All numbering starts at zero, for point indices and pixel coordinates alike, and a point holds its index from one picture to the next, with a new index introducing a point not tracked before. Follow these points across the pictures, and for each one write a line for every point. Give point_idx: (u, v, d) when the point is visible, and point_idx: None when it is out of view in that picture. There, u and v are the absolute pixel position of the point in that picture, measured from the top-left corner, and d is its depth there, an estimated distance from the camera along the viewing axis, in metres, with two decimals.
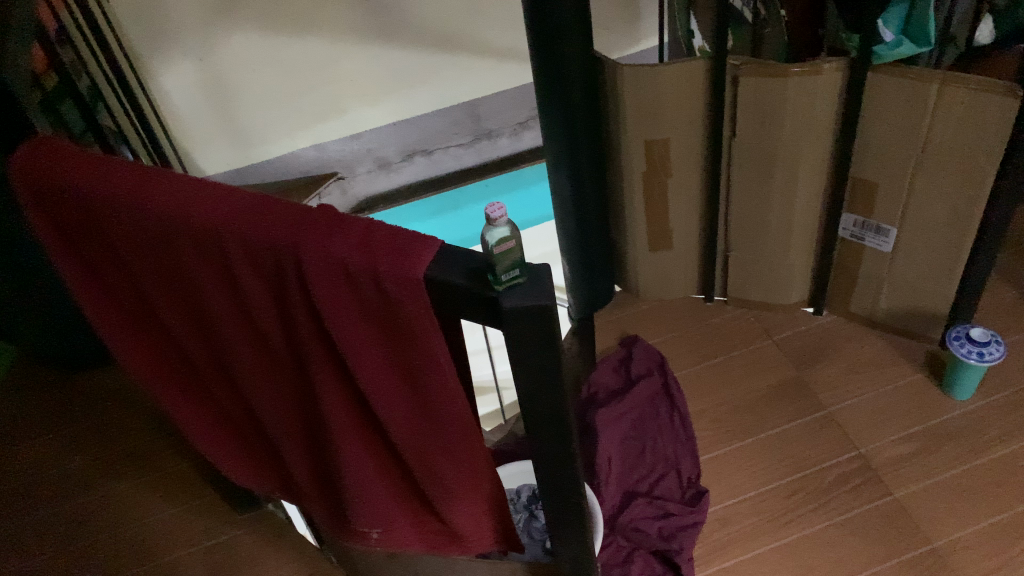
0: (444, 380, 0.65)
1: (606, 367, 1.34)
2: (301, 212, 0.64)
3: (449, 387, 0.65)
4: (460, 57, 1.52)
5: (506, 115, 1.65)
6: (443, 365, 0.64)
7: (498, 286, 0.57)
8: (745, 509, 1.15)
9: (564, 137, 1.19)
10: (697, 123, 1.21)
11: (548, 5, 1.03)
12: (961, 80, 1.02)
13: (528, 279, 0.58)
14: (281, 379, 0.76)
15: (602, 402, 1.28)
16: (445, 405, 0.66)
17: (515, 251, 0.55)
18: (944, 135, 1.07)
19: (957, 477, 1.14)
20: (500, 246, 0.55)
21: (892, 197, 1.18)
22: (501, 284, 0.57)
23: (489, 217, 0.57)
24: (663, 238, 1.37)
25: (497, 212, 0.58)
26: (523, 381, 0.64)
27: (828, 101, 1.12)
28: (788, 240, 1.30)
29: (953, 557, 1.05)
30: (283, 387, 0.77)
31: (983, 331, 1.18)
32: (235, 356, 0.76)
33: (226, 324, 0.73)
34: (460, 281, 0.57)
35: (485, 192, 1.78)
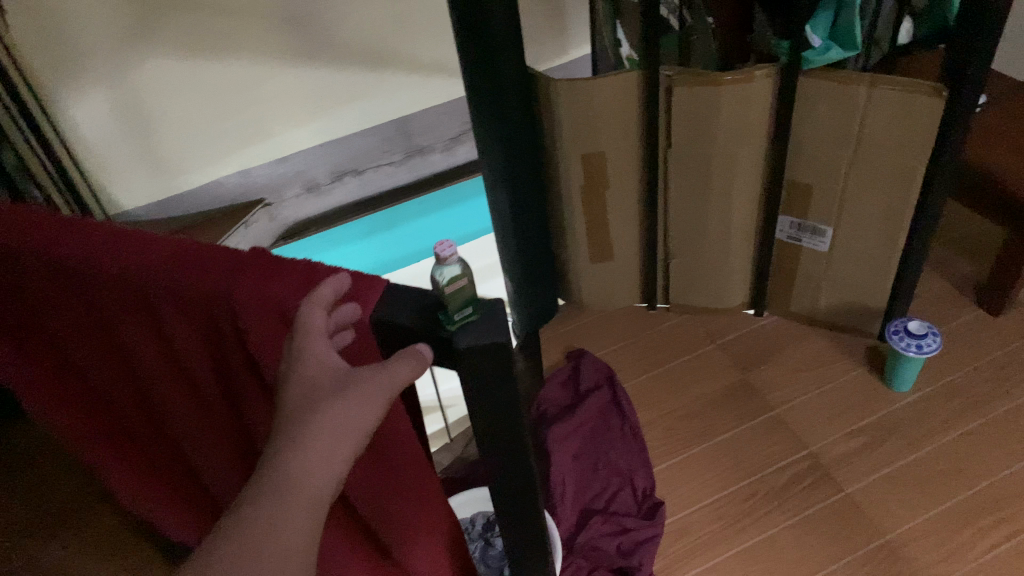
0: (395, 422, 0.62)
1: (555, 383, 1.33)
2: (232, 255, 0.60)
3: (398, 425, 0.63)
4: (387, 76, 1.49)
5: (438, 131, 1.61)
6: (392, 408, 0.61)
7: (451, 325, 0.54)
8: (702, 517, 1.14)
9: (501, 154, 1.17)
10: (633, 134, 1.21)
11: (479, 21, 1.01)
12: (889, 82, 1.04)
13: (481, 314, 0.55)
14: (220, 431, 0.71)
15: (552, 419, 1.27)
16: (397, 446, 0.63)
17: (467, 288, 0.54)
18: (875, 135, 1.09)
19: (904, 469, 1.15)
20: (451, 284, 0.53)
21: (827, 197, 1.19)
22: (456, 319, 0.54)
23: (440, 257, 0.57)
24: (604, 249, 1.36)
25: (448, 251, 0.58)
26: (479, 420, 0.61)
27: (761, 107, 1.13)
28: (727, 244, 1.31)
29: (905, 549, 1.06)
30: (223, 440, 0.72)
31: (920, 324, 1.20)
32: (171, 409, 0.71)
33: (158, 377, 0.68)
34: (410, 323, 0.54)
35: (420, 208, 1.75)
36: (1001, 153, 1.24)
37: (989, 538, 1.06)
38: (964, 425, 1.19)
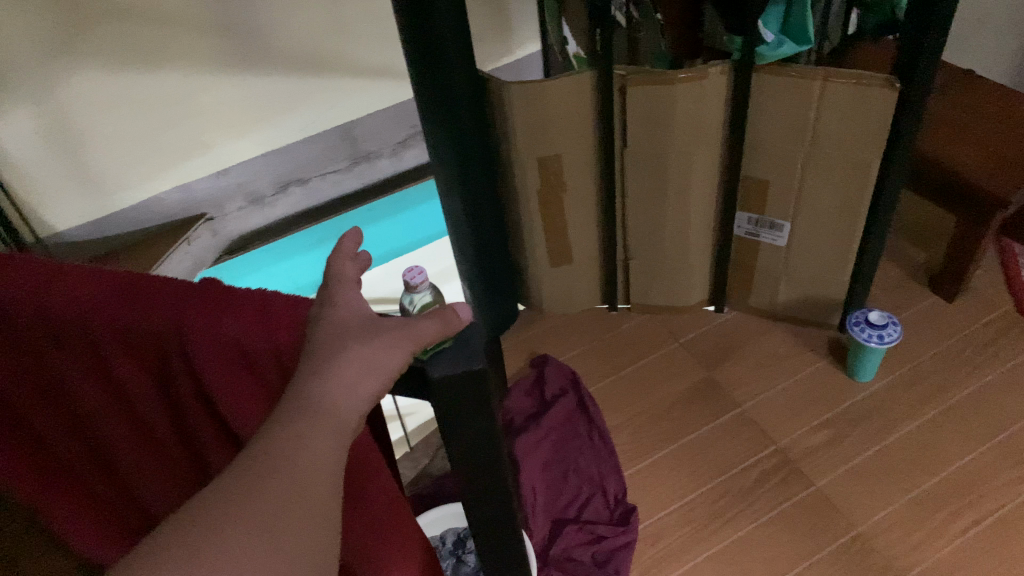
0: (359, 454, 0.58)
1: (520, 392, 1.30)
2: (180, 288, 0.57)
3: (368, 456, 0.59)
4: (330, 81, 1.44)
5: (384, 136, 1.57)
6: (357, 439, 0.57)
7: (424, 353, 0.51)
8: (677, 520, 1.13)
9: (454, 159, 1.14)
10: (588, 135, 1.18)
11: (428, 24, 0.98)
12: (842, 75, 1.04)
13: (454, 341, 0.52)
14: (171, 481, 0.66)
15: (519, 429, 1.25)
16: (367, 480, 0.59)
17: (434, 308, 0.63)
18: (830, 128, 1.09)
19: (872, 460, 1.16)
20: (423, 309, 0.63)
21: (783, 192, 1.19)
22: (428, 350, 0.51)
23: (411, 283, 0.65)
24: (563, 252, 1.34)
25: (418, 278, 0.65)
26: (454, 449, 0.58)
27: (716, 104, 1.12)
28: (686, 242, 1.30)
29: (877, 540, 1.07)
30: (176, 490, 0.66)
31: (880, 314, 1.20)
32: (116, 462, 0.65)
33: (102, 425, 0.62)
34: None
35: (370, 216, 1.70)
36: (949, 141, 1.25)
37: (958, 524, 1.07)
38: (926, 411, 1.21)
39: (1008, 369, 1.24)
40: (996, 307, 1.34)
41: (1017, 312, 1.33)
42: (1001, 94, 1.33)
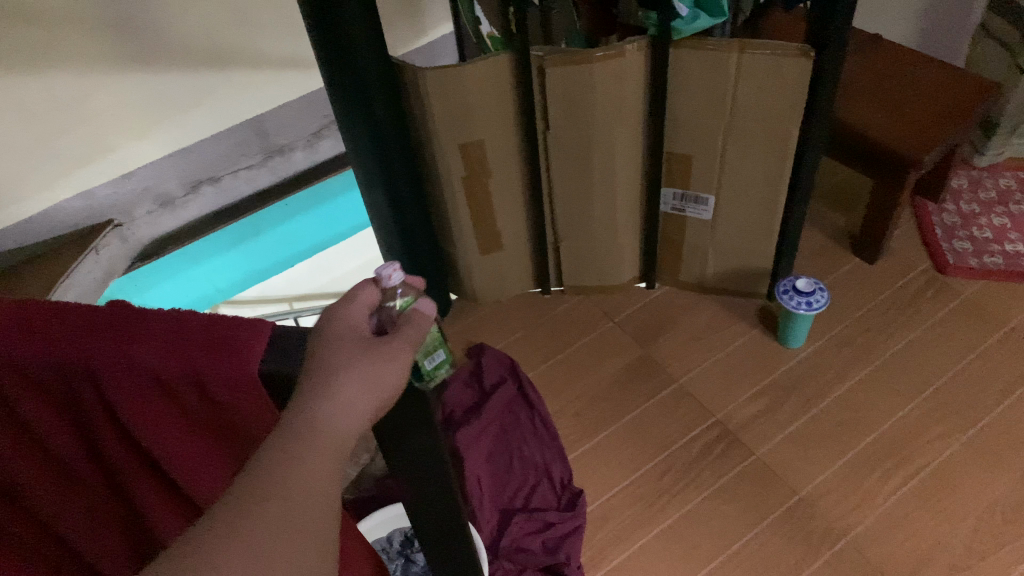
0: None
1: (458, 384, 1.26)
2: (82, 313, 0.52)
3: None
4: (235, 75, 1.38)
5: (296, 128, 1.52)
6: None
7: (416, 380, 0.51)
8: (623, 500, 1.12)
9: (373, 149, 1.10)
10: (508, 119, 1.16)
11: (336, 12, 0.93)
12: (757, 46, 1.04)
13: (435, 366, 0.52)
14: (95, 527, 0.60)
15: (460, 422, 1.21)
16: None
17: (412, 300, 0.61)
18: (748, 99, 1.10)
19: (808, 424, 1.18)
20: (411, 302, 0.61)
21: (706, 165, 1.20)
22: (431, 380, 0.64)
23: None
24: (492, 240, 1.32)
25: None
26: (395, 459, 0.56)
27: (635, 81, 1.11)
28: (614, 221, 1.29)
29: (818, 502, 1.09)
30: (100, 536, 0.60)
31: (807, 281, 1.22)
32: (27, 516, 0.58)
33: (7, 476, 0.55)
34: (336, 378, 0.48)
35: (287, 212, 1.63)
36: (861, 106, 1.27)
37: (892, 482, 1.10)
38: (856, 373, 1.24)
39: (929, 325, 1.29)
40: (914, 267, 1.38)
41: (934, 270, 1.37)
42: (907, 58, 1.36)
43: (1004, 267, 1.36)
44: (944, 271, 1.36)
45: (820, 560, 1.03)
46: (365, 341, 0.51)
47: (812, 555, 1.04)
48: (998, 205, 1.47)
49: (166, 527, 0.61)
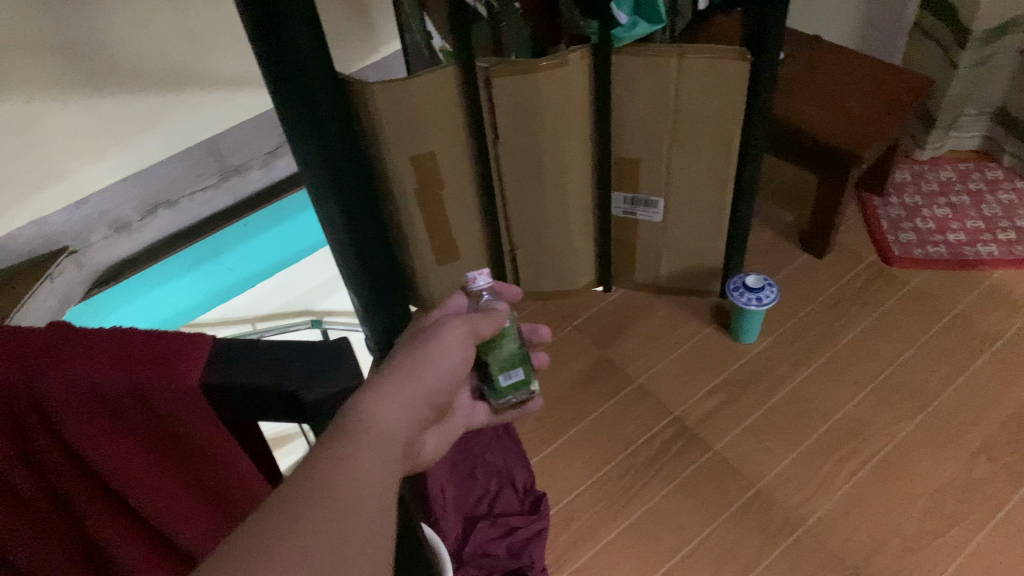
0: (246, 481, 0.60)
1: None
2: (25, 339, 0.55)
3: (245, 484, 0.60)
4: (189, 96, 1.39)
5: (251, 147, 1.53)
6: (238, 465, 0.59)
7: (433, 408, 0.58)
8: (587, 500, 1.14)
9: (325, 165, 1.11)
10: (458, 131, 1.17)
11: (280, 29, 0.94)
12: (696, 50, 1.07)
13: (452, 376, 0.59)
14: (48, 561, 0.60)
15: None
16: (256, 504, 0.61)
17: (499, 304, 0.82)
18: (690, 101, 1.13)
19: (764, 417, 1.21)
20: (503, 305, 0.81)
21: (654, 168, 1.23)
22: (507, 395, 0.81)
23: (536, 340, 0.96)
24: (449, 251, 1.33)
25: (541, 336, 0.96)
26: None
27: (580, 88, 1.13)
28: (567, 227, 1.31)
29: (776, 493, 1.12)
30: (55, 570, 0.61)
31: (756, 278, 1.25)
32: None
33: None
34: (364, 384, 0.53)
35: (247, 231, 1.66)
36: (803, 104, 1.31)
37: (846, 470, 1.13)
38: (810, 364, 1.27)
39: (878, 315, 1.32)
40: (862, 259, 1.42)
41: (880, 261, 1.41)
42: (844, 58, 1.40)
43: (947, 256, 1.40)
44: (891, 263, 1.40)
45: (779, 550, 1.06)
46: (309, 353, 0.53)
47: (771, 544, 1.06)
48: (939, 196, 1.51)
49: (113, 556, 0.60)
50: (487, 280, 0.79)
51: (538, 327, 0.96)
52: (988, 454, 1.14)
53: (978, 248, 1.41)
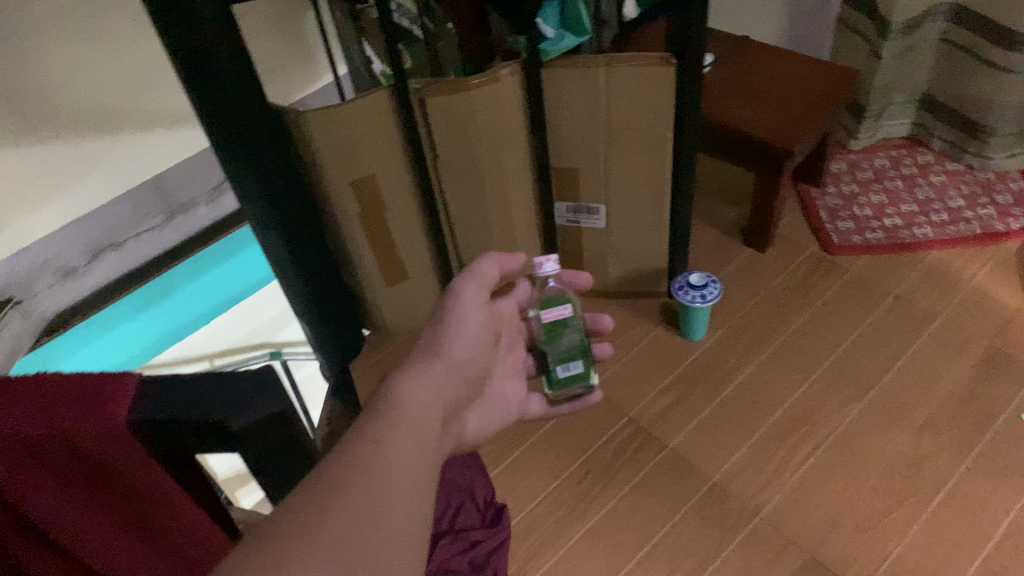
0: (179, 509, 0.62)
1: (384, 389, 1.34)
2: None
3: (177, 512, 0.62)
4: (126, 137, 1.38)
5: (196, 183, 1.53)
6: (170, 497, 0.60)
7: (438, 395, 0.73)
8: (547, 507, 1.15)
9: (263, 196, 1.11)
10: (397, 154, 1.18)
11: (208, 64, 0.95)
12: (622, 59, 1.09)
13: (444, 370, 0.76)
14: None
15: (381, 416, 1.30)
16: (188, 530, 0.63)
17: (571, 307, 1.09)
18: (621, 108, 1.15)
19: (717, 411, 1.23)
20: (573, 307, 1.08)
21: (592, 175, 1.25)
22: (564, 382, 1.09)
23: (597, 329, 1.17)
24: (398, 272, 1.34)
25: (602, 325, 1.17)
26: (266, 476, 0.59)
27: (513, 103, 1.14)
28: (513, 240, 1.33)
29: (731, 485, 1.14)
30: None
31: (700, 276, 1.28)
32: None
33: None
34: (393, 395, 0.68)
35: (198, 267, 1.66)
36: (735, 104, 1.34)
37: (798, 456, 1.16)
38: (758, 355, 1.30)
39: (821, 304, 1.36)
40: (803, 249, 1.45)
41: (821, 250, 1.45)
42: (772, 56, 1.44)
43: (884, 241, 1.45)
44: (831, 251, 1.44)
45: (737, 540, 1.08)
46: (234, 386, 0.55)
47: (729, 535, 1.09)
48: (874, 183, 1.56)
49: None
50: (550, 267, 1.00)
51: (600, 316, 1.17)
52: (932, 432, 1.17)
53: (913, 231, 1.46)
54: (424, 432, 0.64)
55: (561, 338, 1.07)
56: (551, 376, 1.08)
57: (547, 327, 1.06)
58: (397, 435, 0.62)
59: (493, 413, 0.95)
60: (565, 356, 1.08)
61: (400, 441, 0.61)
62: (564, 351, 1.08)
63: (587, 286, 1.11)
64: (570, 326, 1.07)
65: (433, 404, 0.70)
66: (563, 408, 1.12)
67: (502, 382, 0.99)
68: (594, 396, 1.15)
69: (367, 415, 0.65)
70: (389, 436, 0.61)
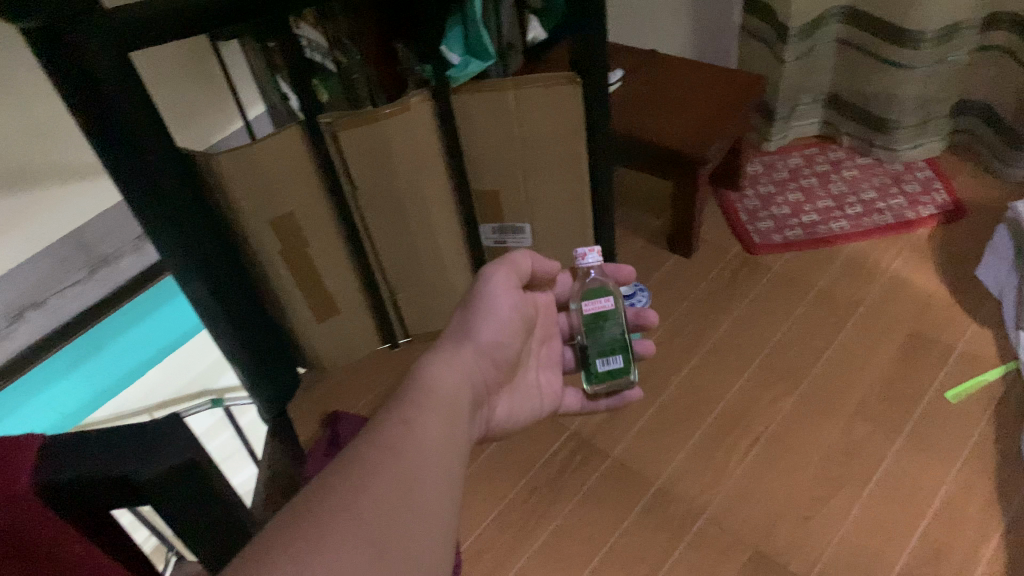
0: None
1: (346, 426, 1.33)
2: None
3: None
4: (42, 193, 1.35)
5: (118, 235, 1.50)
6: (94, 562, 0.57)
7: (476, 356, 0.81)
8: (496, 530, 1.15)
9: (182, 243, 1.09)
10: (316, 190, 1.18)
11: (110, 115, 0.93)
12: (529, 80, 1.11)
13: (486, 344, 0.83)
14: None
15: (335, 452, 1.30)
16: None
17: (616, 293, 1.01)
18: (534, 127, 1.17)
19: (655, 416, 1.25)
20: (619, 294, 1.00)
21: (513, 195, 1.27)
22: (603, 377, 1.02)
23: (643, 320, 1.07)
24: (328, 306, 1.34)
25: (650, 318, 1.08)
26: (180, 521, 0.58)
27: (427, 130, 1.15)
28: (442, 265, 1.34)
29: (675, 488, 1.15)
30: None
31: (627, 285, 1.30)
32: None
33: None
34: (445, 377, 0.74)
35: (130, 318, 1.63)
36: (647, 115, 1.37)
37: (737, 452, 1.18)
38: (691, 358, 1.32)
39: (749, 302, 1.39)
40: (727, 251, 1.49)
41: (745, 251, 1.49)
42: (678, 67, 1.48)
43: (804, 237, 1.49)
44: (754, 251, 1.48)
45: (685, 542, 1.09)
46: (139, 447, 0.55)
47: (676, 538, 1.10)
48: (790, 181, 1.61)
49: None
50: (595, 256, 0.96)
51: (646, 311, 1.08)
52: (863, 417, 1.21)
53: (831, 225, 1.50)
54: (436, 413, 0.68)
55: (602, 331, 0.99)
56: (590, 371, 1.01)
57: (588, 319, 0.98)
58: (423, 419, 0.66)
59: (524, 401, 0.93)
60: (607, 348, 1.00)
61: (429, 423, 0.66)
62: (605, 345, 1.00)
63: (629, 280, 1.06)
64: (612, 319, 0.99)
65: (461, 383, 0.76)
66: (601, 405, 1.05)
67: (535, 372, 0.98)
68: (636, 395, 1.07)
69: (401, 394, 0.70)
70: (418, 418, 0.65)
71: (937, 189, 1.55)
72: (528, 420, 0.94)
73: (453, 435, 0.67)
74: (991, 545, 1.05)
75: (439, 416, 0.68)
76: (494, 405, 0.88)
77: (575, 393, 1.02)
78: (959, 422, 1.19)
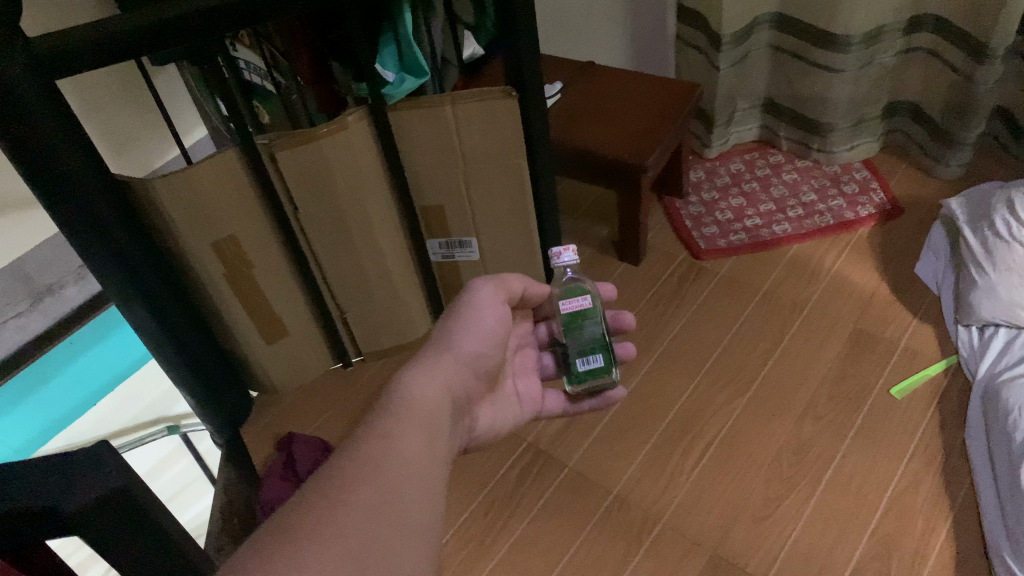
0: None
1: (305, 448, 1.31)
2: None
3: None
4: None
5: (59, 265, 1.45)
6: None
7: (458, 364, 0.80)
8: (455, 545, 1.14)
9: (122, 271, 1.07)
10: (256, 211, 1.17)
11: (37, 144, 0.91)
12: (466, 95, 1.12)
13: (472, 356, 0.83)
14: None
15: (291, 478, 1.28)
16: None
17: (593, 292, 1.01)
18: (473, 141, 1.17)
19: (610, 424, 1.26)
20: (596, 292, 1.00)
21: (458, 210, 1.27)
22: (586, 377, 1.00)
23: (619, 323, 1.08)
24: (275, 329, 1.32)
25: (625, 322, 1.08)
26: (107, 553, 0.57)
27: (366, 148, 1.15)
28: (391, 282, 1.33)
29: (632, 495, 1.16)
30: None
31: None
32: None
33: None
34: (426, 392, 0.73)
35: (74, 349, 1.60)
36: (587, 126, 1.39)
37: (691, 457, 1.19)
38: (643, 364, 1.33)
39: (698, 308, 1.41)
40: (674, 257, 1.51)
41: (692, 257, 1.51)
42: (618, 78, 1.50)
43: (749, 241, 1.52)
44: (701, 257, 1.50)
45: (643, 548, 1.10)
46: (60, 481, 0.53)
47: (635, 545, 1.10)
48: (732, 187, 1.64)
49: None
50: (569, 253, 0.96)
51: (623, 314, 1.09)
52: (813, 415, 1.23)
53: (774, 228, 1.53)
54: (410, 417, 0.68)
55: (581, 331, 0.98)
56: (571, 371, 0.99)
57: (566, 318, 0.97)
58: (404, 432, 0.66)
59: (506, 409, 0.94)
60: (589, 347, 0.98)
61: (410, 436, 0.66)
62: (585, 345, 0.98)
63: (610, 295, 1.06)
64: (592, 318, 0.98)
65: (440, 395, 0.74)
66: (584, 406, 1.04)
67: (513, 380, 0.98)
68: (620, 396, 1.06)
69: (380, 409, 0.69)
70: (397, 430, 0.65)
71: (874, 189, 1.59)
72: (511, 428, 0.94)
73: (434, 444, 0.67)
74: (939, 536, 1.07)
75: (418, 429, 0.68)
76: (477, 414, 0.88)
77: (557, 397, 1.02)
78: (904, 417, 1.21)
